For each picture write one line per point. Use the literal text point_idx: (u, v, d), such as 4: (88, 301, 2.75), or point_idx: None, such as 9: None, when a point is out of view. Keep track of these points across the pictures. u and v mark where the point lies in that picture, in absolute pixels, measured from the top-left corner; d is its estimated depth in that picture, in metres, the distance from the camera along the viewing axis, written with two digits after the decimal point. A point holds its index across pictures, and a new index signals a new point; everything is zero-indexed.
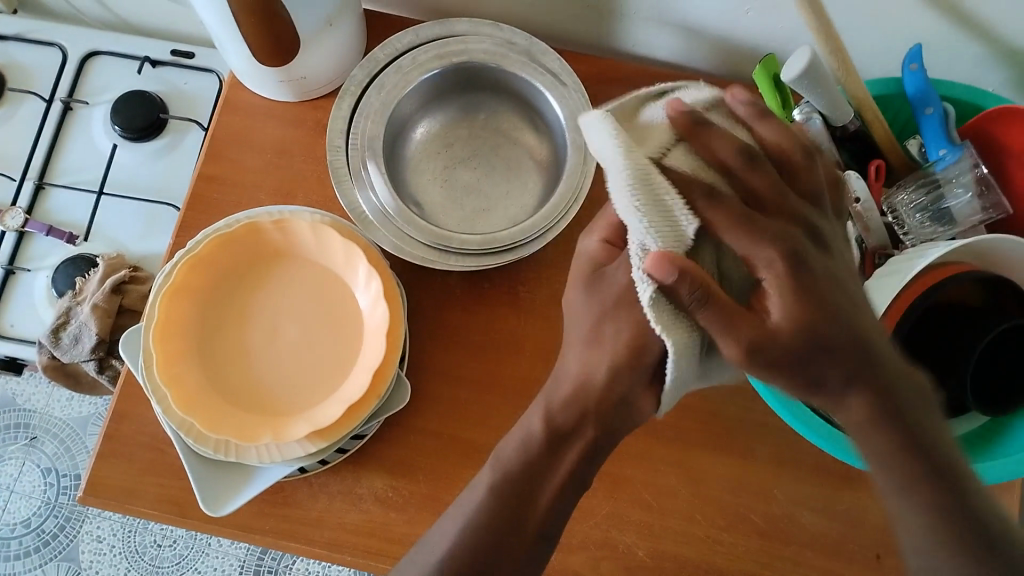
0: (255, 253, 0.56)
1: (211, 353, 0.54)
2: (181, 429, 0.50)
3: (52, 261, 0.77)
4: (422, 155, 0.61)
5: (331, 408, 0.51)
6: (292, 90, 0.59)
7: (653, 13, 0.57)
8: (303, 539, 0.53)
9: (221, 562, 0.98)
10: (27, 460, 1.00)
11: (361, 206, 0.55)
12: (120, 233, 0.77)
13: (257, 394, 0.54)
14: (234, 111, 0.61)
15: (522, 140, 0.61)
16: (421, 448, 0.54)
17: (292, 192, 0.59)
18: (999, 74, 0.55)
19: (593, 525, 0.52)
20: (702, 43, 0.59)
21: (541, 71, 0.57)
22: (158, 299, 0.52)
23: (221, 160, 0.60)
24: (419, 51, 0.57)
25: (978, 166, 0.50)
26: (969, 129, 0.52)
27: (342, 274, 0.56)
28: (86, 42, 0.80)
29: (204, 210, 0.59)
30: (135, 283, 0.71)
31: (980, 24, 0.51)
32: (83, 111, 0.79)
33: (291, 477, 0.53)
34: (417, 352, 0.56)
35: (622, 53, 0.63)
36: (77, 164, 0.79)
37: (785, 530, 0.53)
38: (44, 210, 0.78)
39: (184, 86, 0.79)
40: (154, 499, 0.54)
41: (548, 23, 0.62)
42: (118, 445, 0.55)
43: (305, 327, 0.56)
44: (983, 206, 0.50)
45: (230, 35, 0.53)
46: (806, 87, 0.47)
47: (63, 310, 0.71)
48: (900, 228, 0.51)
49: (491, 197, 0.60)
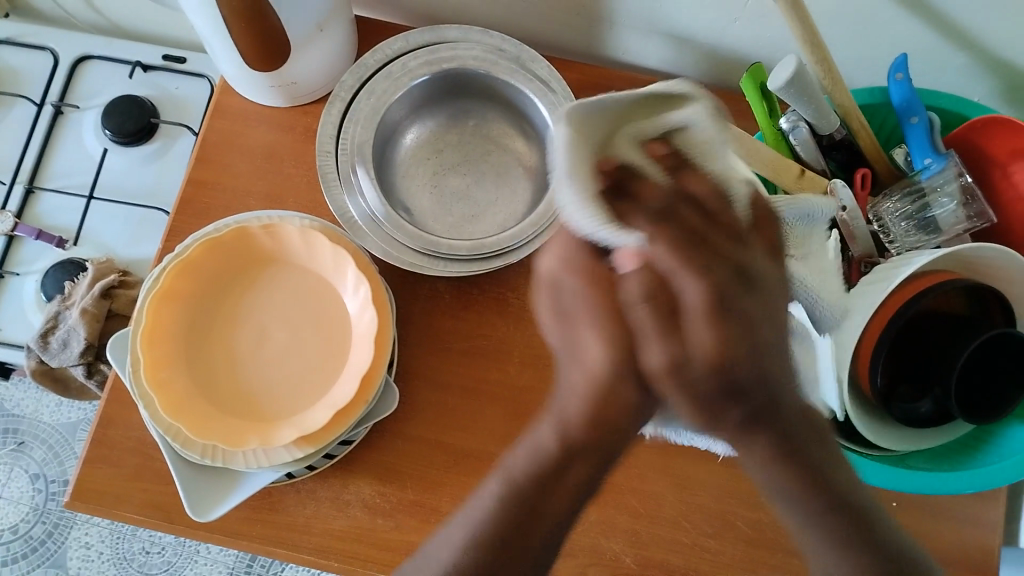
0: (242, 258, 0.56)
1: (198, 357, 0.54)
2: (168, 434, 0.50)
3: (41, 266, 0.77)
4: (412, 161, 0.61)
5: (318, 413, 0.52)
6: (282, 95, 0.59)
7: (643, 21, 0.57)
8: (289, 546, 0.53)
9: (210, 569, 0.98)
10: (16, 466, 0.99)
11: (351, 213, 0.55)
12: (110, 239, 0.78)
13: (246, 399, 0.54)
14: (224, 115, 0.61)
15: (512, 147, 0.61)
16: (410, 455, 0.54)
17: (283, 198, 0.60)
18: (984, 83, 0.55)
19: (581, 532, 0.53)
20: (691, 51, 0.59)
21: (530, 78, 0.58)
22: (146, 303, 0.52)
23: (210, 165, 0.60)
24: (409, 58, 0.57)
25: (964, 176, 0.51)
26: (953, 138, 0.53)
27: (332, 280, 0.56)
28: (77, 47, 0.80)
29: (193, 215, 0.59)
30: (124, 287, 0.71)
31: (965, 34, 0.51)
32: (74, 115, 0.79)
33: (278, 482, 0.53)
34: (405, 359, 0.56)
35: (611, 61, 0.64)
36: (68, 168, 0.79)
37: (771, 537, 0.53)
38: (34, 214, 0.78)
39: (176, 91, 0.79)
40: (139, 504, 0.54)
41: (538, 31, 0.62)
42: (104, 450, 0.55)
43: (293, 331, 0.56)
44: (968, 214, 0.51)
45: (220, 40, 0.53)
46: (793, 95, 0.48)
47: (51, 315, 0.71)
48: (886, 236, 0.52)
49: (481, 203, 0.60)
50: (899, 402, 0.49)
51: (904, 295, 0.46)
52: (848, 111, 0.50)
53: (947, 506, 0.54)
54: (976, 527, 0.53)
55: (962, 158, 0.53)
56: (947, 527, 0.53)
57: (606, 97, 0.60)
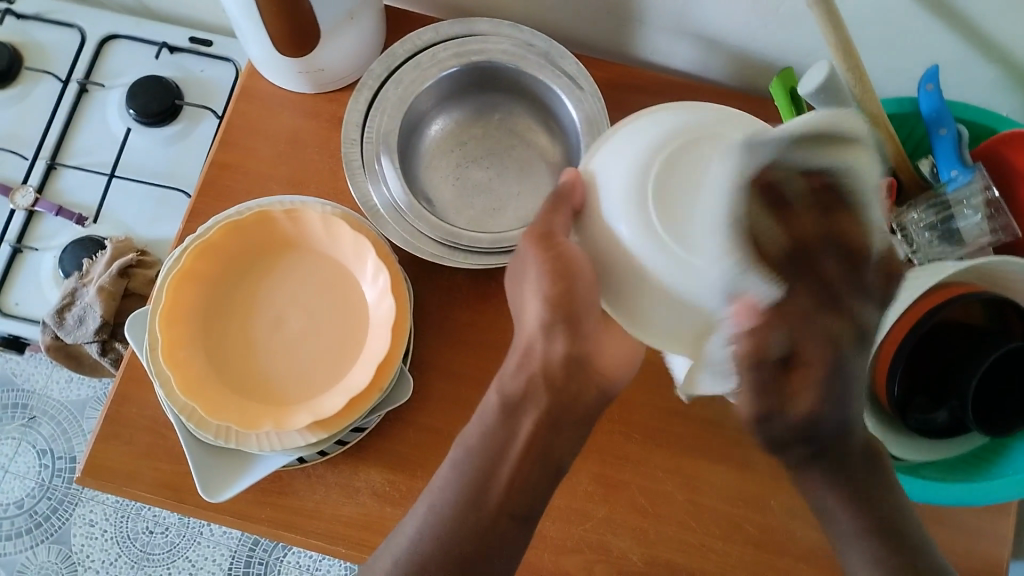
0: (264, 242, 0.56)
1: (217, 338, 0.54)
2: (184, 414, 0.50)
3: (60, 242, 0.77)
4: (435, 152, 0.61)
5: (333, 398, 0.52)
6: (308, 80, 0.59)
7: (673, 21, 0.57)
8: (297, 530, 0.53)
9: (212, 552, 0.98)
10: (23, 441, 0.99)
11: (374, 201, 0.55)
12: (129, 217, 0.78)
13: (263, 381, 0.54)
14: (250, 99, 0.61)
15: (536, 142, 0.61)
16: (421, 445, 0.54)
17: (306, 184, 0.60)
18: (1014, 96, 0.55)
19: (589, 530, 0.53)
20: (720, 53, 0.59)
21: (558, 73, 0.57)
22: (166, 283, 0.52)
23: (234, 147, 0.60)
24: (439, 49, 0.57)
25: (990, 189, 0.51)
26: (981, 150, 0.52)
27: (352, 267, 0.56)
28: (104, 26, 0.80)
29: (215, 196, 0.59)
30: (142, 266, 0.71)
31: (997, 46, 0.51)
32: (98, 93, 0.79)
33: (290, 466, 0.53)
34: (420, 349, 0.56)
35: (638, 60, 0.63)
36: (90, 146, 0.79)
37: (780, 542, 0.53)
38: (54, 189, 0.78)
39: (201, 73, 0.79)
40: (151, 482, 0.54)
41: (566, 27, 0.62)
42: (117, 426, 0.55)
43: (311, 316, 0.56)
44: (991, 228, 0.51)
45: (250, 23, 0.53)
46: (822, 102, 0.47)
47: (68, 291, 0.71)
48: (909, 246, 0.53)
49: (503, 196, 0.60)
50: (915, 412, 0.49)
51: (919, 308, 0.47)
52: (878, 118, 0.50)
53: (958, 518, 0.54)
54: (987, 542, 0.53)
55: (988, 171, 0.53)
56: (959, 540, 0.53)
57: (632, 95, 0.60)
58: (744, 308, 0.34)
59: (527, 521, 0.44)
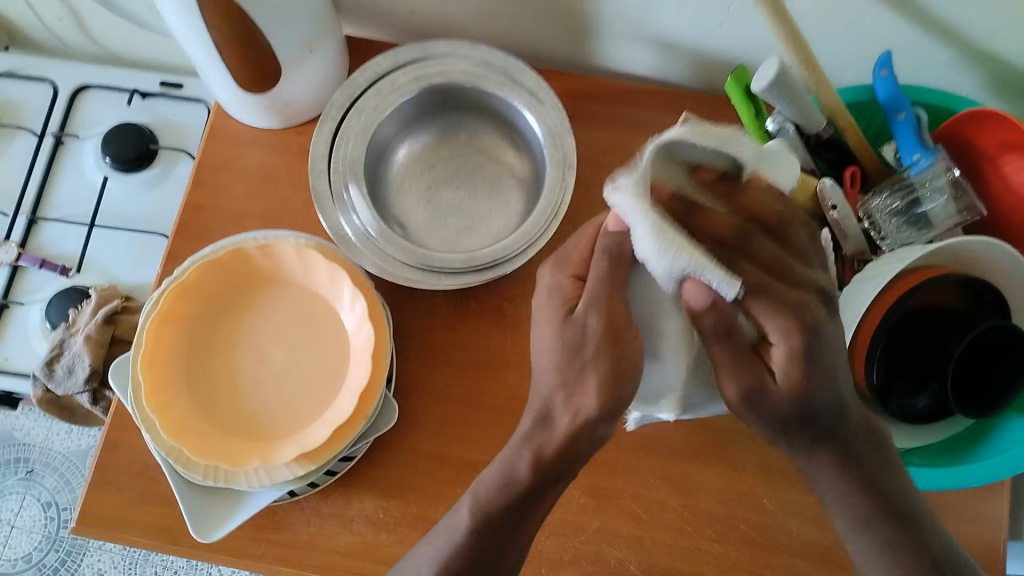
0: (241, 280, 0.57)
1: (199, 381, 0.55)
2: (171, 456, 0.50)
3: (45, 294, 0.78)
4: (404, 177, 0.62)
5: (319, 429, 0.52)
6: (274, 116, 0.60)
7: (629, 29, 0.58)
8: (293, 563, 0.53)
9: None
10: (27, 495, 1.00)
11: (345, 230, 0.56)
12: (113, 265, 0.78)
13: (247, 418, 0.54)
14: (218, 139, 0.62)
15: (504, 159, 0.62)
16: (411, 469, 0.55)
17: (280, 220, 0.60)
18: (972, 76, 0.55)
19: (584, 541, 0.53)
20: (678, 57, 0.60)
21: (517, 90, 0.58)
22: (146, 327, 0.52)
23: (206, 187, 0.61)
24: (399, 74, 0.58)
25: (952, 170, 0.51)
26: (941, 133, 0.53)
27: (330, 299, 0.56)
28: (76, 78, 0.81)
29: (190, 238, 0.60)
30: (127, 313, 0.72)
31: (949, 29, 0.51)
32: (74, 145, 0.81)
33: (282, 501, 0.53)
34: (404, 374, 0.56)
35: (599, 69, 0.64)
36: (70, 198, 0.80)
37: (776, 538, 0.53)
38: (37, 243, 0.79)
39: (173, 116, 0.81)
40: (147, 525, 0.55)
41: (524, 43, 0.63)
42: (109, 473, 0.56)
43: (292, 349, 0.56)
44: (957, 209, 0.52)
45: (210, 65, 0.53)
46: (776, 96, 0.48)
47: (56, 343, 0.72)
48: (876, 233, 0.52)
49: (474, 215, 0.61)
50: (897, 398, 0.49)
51: (889, 295, 0.46)
52: (835, 105, 0.50)
53: (955, 502, 0.53)
54: (987, 524, 0.53)
55: (953, 151, 0.53)
56: (958, 523, 0.53)
57: (595, 104, 0.60)
58: (694, 289, 0.37)
59: (518, 535, 0.44)
